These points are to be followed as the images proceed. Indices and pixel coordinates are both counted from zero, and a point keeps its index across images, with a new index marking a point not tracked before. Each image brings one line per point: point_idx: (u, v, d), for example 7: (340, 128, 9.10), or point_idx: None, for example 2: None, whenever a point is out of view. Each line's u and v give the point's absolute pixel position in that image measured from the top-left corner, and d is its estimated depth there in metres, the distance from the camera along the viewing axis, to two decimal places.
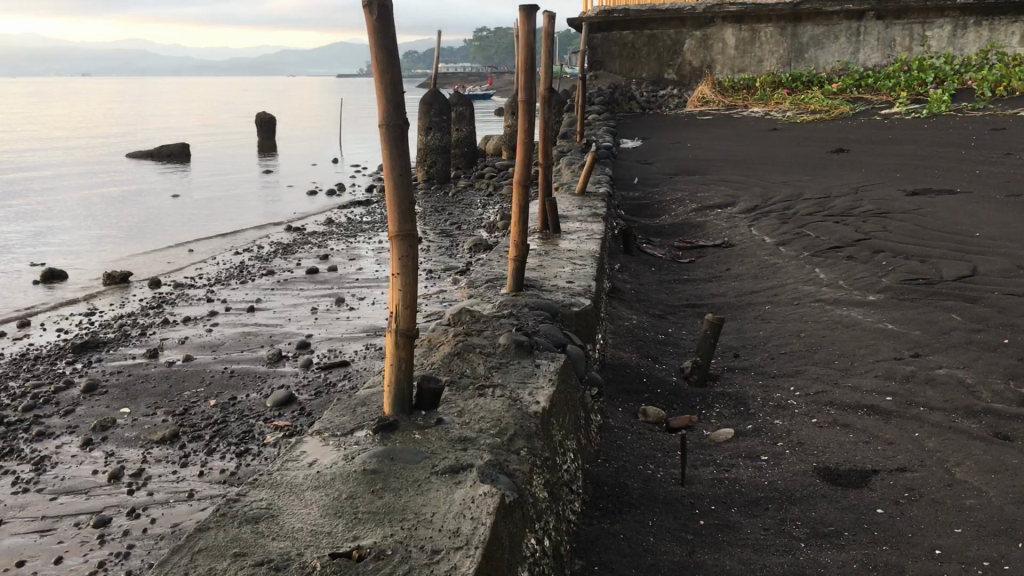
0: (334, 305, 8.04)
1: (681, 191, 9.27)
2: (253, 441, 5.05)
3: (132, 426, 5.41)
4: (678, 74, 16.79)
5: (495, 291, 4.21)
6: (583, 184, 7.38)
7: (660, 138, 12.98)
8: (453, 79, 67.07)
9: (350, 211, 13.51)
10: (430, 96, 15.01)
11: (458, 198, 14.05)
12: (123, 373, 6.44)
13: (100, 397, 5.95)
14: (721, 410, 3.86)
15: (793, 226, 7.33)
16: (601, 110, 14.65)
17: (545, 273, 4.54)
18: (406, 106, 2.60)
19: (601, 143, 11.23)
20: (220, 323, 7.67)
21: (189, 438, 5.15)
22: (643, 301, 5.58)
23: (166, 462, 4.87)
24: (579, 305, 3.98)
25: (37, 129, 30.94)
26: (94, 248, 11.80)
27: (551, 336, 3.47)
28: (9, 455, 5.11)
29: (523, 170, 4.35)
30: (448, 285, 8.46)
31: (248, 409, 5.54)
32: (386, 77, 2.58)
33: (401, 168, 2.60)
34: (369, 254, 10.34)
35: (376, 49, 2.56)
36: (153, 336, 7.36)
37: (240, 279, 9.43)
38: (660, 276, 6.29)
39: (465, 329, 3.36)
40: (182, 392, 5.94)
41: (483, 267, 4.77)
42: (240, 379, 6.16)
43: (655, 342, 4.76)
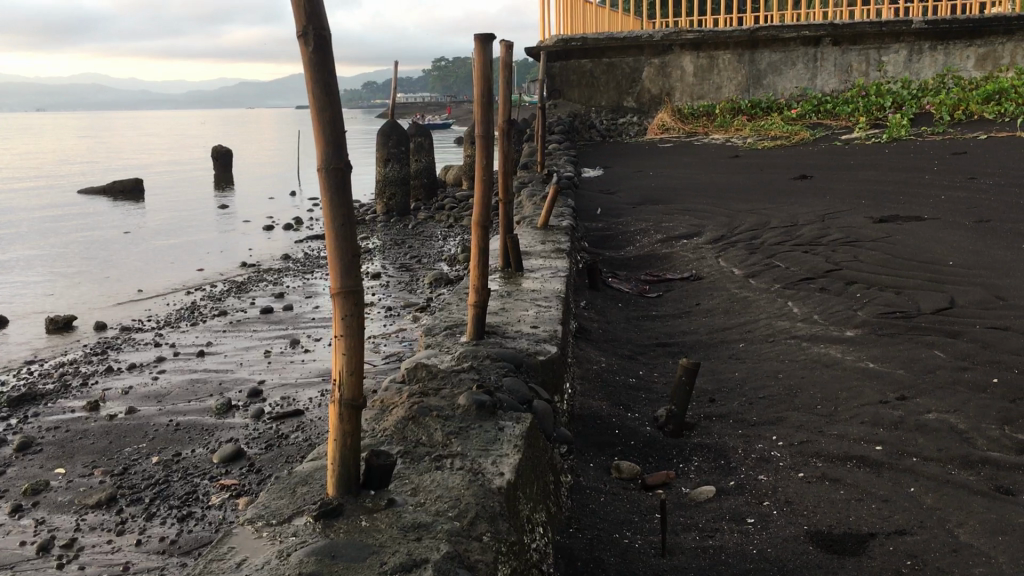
0: (288, 347, 7.69)
1: (645, 222, 9.05)
2: (196, 504, 4.69)
3: (66, 488, 5.02)
4: (637, 102, 16.52)
5: (455, 339, 3.92)
6: (545, 218, 7.12)
7: (622, 167, 12.81)
8: (412, 109, 66.99)
9: (307, 247, 13.16)
10: (388, 127, 14.74)
11: (418, 231, 13.74)
12: (60, 429, 6.01)
13: (34, 457, 5.55)
14: (700, 463, 3.59)
15: (761, 256, 7.13)
16: (561, 139, 14.48)
17: (508, 317, 4.26)
18: (348, 148, 2.31)
19: (562, 172, 11.02)
20: (167, 370, 7.28)
21: (127, 501, 4.77)
22: (612, 341, 5.31)
23: (100, 529, 4.50)
24: (545, 354, 3.70)
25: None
26: (38, 292, 11.32)
27: (514, 392, 3.18)
28: None
29: (483, 208, 4.06)
30: (408, 324, 8.14)
31: (192, 466, 5.17)
32: (324, 114, 2.29)
33: (343, 218, 2.31)
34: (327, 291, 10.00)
35: (313, 85, 2.28)
36: (94, 386, 6.95)
37: (191, 321, 9.04)
38: (627, 313, 6.03)
39: (420, 388, 3.05)
40: (123, 448, 5.55)
41: (442, 312, 4.48)
42: (185, 432, 5.78)
43: (626, 386, 4.49)
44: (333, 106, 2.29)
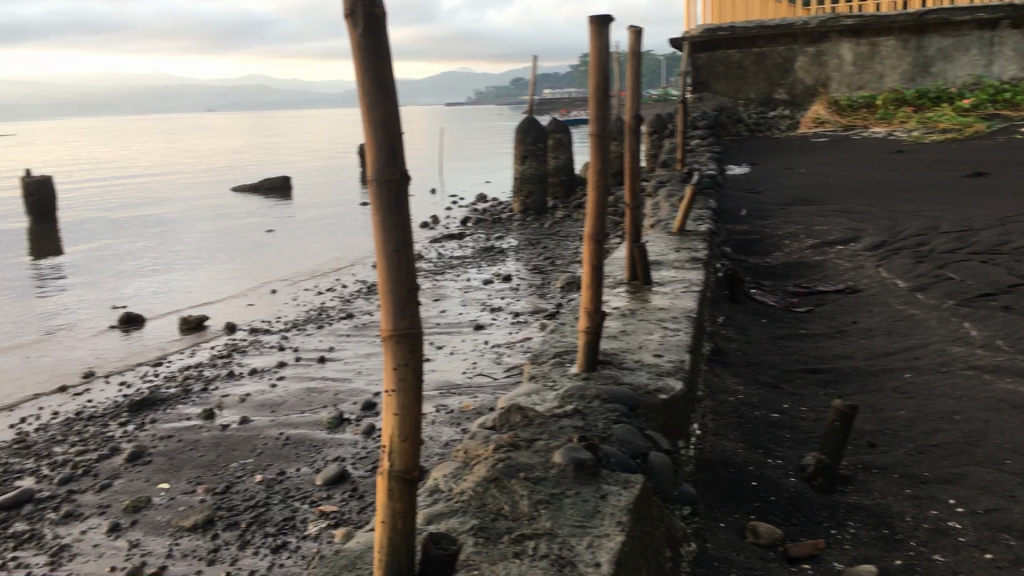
0: None
1: (795, 224, 8.28)
2: (292, 532, 4.34)
3: (166, 508, 4.76)
4: (790, 94, 15.54)
5: (563, 370, 3.43)
6: (681, 222, 6.51)
7: (772, 164, 11.98)
8: (558, 107, 66.80)
9: (442, 246, 12.91)
10: (526, 122, 14.40)
11: (555, 230, 13.29)
12: (173, 438, 5.82)
13: (143, 469, 5.35)
14: (857, 531, 2.95)
15: (929, 266, 6.28)
16: (706, 136, 13.73)
17: (629, 343, 3.73)
18: (404, 153, 1.83)
19: (705, 171, 10.33)
20: (287, 376, 7.05)
21: (223, 525, 4.48)
22: (752, 366, 4.68)
23: (191, 558, 4.20)
24: (668, 392, 3.15)
25: (153, 166, 31.83)
26: (178, 291, 11.46)
27: (625, 445, 2.67)
28: (30, 542, 4.46)
29: (597, 219, 3.55)
30: (536, 332, 7.68)
31: (294, 488, 4.83)
32: (377, 109, 1.81)
33: (397, 239, 1.83)
34: (455, 293, 9.66)
35: (363, 73, 1.80)
36: (214, 392, 6.77)
37: (317, 322, 8.86)
38: (772, 331, 5.37)
39: (511, 437, 2.57)
40: (229, 464, 5.28)
41: (553, 335, 3.98)
42: (294, 447, 5.47)
43: (767, 424, 3.86)
44: (387, 100, 1.80)
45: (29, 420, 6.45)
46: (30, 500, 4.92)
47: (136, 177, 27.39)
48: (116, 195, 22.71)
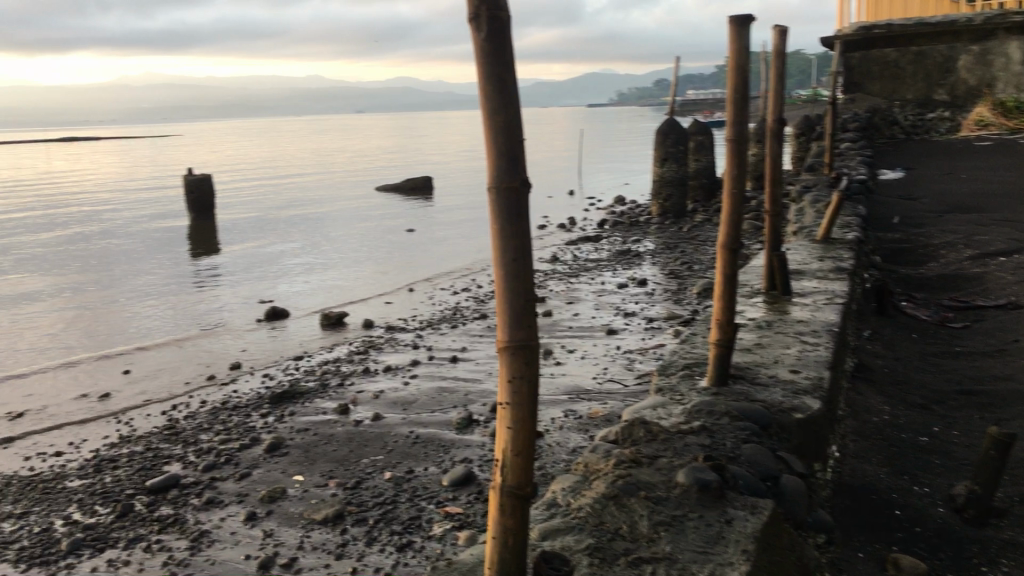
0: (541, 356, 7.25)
1: (952, 233, 7.82)
2: (417, 532, 4.32)
3: (300, 499, 4.81)
4: (951, 95, 14.76)
5: (692, 383, 3.31)
6: (826, 230, 6.23)
7: (928, 168, 11.36)
8: (701, 108, 65.66)
9: (578, 249, 12.86)
10: (667, 125, 14.19)
11: (694, 234, 13.02)
12: (309, 431, 5.92)
13: (280, 460, 5.43)
14: (1012, 571, 2.72)
15: None
16: (857, 139, 13.17)
17: (763, 357, 3.57)
18: (524, 160, 1.78)
19: (855, 176, 9.89)
20: (419, 375, 7.13)
21: (353, 520, 4.49)
22: (899, 385, 4.42)
23: (321, 551, 4.21)
24: (804, 411, 2.99)
25: (303, 166, 33.08)
26: (321, 286, 11.83)
27: (754, 467, 2.54)
28: (172, 526, 4.59)
29: (732, 227, 3.41)
30: (671, 339, 7.52)
31: (421, 488, 4.84)
32: (497, 116, 1.77)
33: (514, 250, 1.78)
34: (589, 297, 9.58)
35: (485, 79, 1.76)
36: (349, 388, 6.90)
37: (452, 322, 8.95)
38: (922, 348, 5.06)
39: (633, 453, 2.48)
40: (360, 459, 5.33)
41: (684, 347, 3.86)
42: (423, 446, 5.49)
43: (914, 448, 3.63)
44: (507, 106, 1.75)
45: (178, 408, 6.73)
46: (175, 485, 5.07)
47: (288, 176, 28.52)
48: (269, 193, 23.73)
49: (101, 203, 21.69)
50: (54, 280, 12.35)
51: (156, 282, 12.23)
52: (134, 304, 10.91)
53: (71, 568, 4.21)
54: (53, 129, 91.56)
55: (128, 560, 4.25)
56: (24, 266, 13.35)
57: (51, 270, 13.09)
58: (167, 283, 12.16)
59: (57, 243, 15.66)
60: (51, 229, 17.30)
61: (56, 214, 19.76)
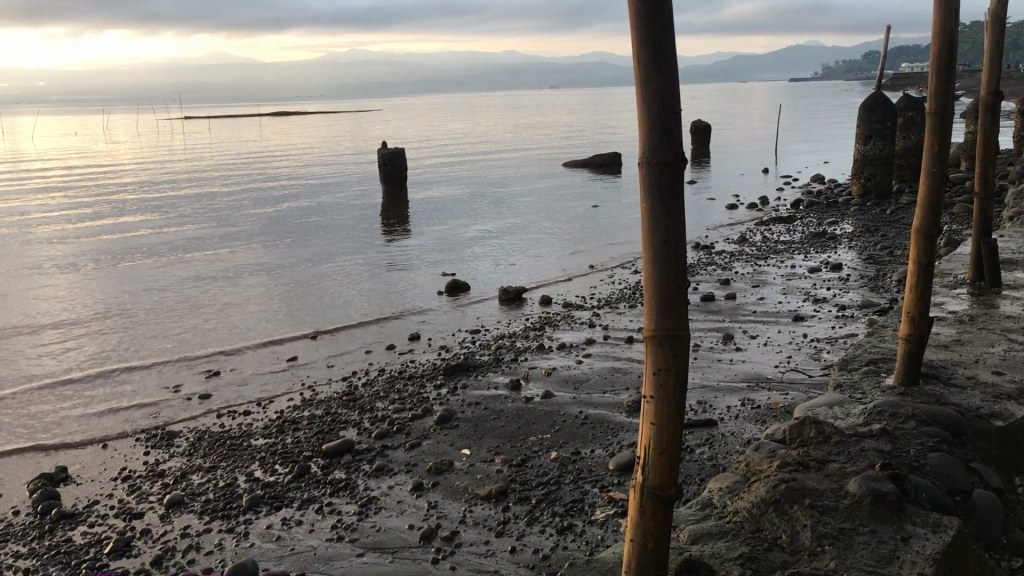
0: (720, 340, 6.97)
1: None
2: (579, 515, 4.20)
3: (466, 473, 4.83)
4: None
5: (875, 381, 3.04)
6: None
7: None
8: (913, 82, 61.60)
9: (768, 229, 12.33)
10: (872, 100, 13.37)
11: (896, 216, 12.18)
12: (480, 405, 5.95)
13: (450, 432, 5.48)
14: None
15: None
16: None
17: (962, 355, 3.23)
18: (679, 134, 1.63)
19: None
20: (593, 354, 7.02)
21: (515, 498, 4.45)
22: None
23: (482, 526, 4.19)
24: (1006, 418, 2.67)
25: (495, 141, 33.46)
26: (504, 260, 11.91)
27: (941, 479, 2.28)
28: (344, 490, 4.72)
29: (928, 211, 3.09)
30: (863, 328, 7.07)
31: (587, 470, 4.73)
32: (653, 84, 1.61)
33: (665, 233, 1.64)
34: (777, 281, 9.15)
35: (642, 43, 1.62)
36: (523, 364, 6.89)
37: (630, 302, 8.79)
38: None
39: (801, 456, 2.28)
40: (528, 437, 5.30)
41: (871, 341, 3.55)
42: (592, 427, 5.39)
43: None
44: (664, 72, 1.60)
45: (358, 375, 6.95)
46: (349, 450, 5.22)
47: (479, 151, 28.95)
48: (462, 167, 24.26)
49: (304, 178, 22.78)
50: (261, 251, 13.11)
51: (349, 254, 12.71)
52: (331, 274, 11.39)
53: (249, 523, 4.40)
54: (253, 102, 95.71)
55: (301, 520, 4.40)
56: (237, 237, 14.24)
57: (259, 241, 13.90)
58: (362, 255, 12.64)
59: (267, 215, 16.63)
60: (263, 202, 18.40)
61: (267, 186, 21.01)
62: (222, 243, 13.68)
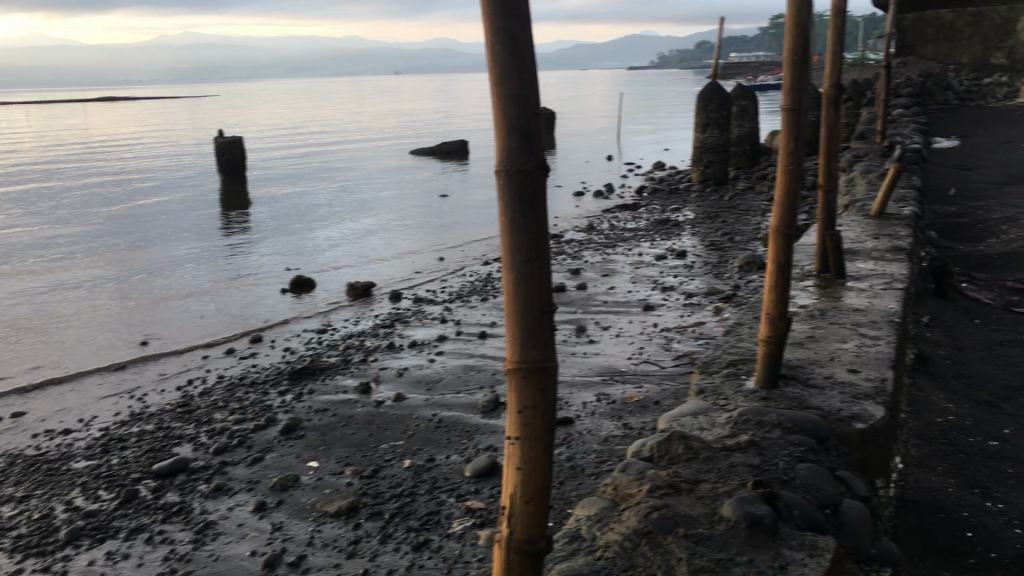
0: (573, 333, 6.89)
1: (1013, 208, 7.43)
2: (436, 529, 3.99)
3: (313, 488, 4.54)
4: (1009, 59, 15.59)
5: (736, 384, 2.97)
6: (880, 207, 5.81)
7: (986, 138, 10.95)
8: (743, 70, 64.30)
9: (614, 217, 12.43)
10: (709, 89, 13.67)
11: (735, 203, 12.52)
12: (328, 412, 5.64)
13: (295, 443, 5.16)
14: None
15: None
16: (910, 105, 12.77)
17: (819, 353, 3.21)
18: (539, 139, 1.52)
19: (908, 143, 9.42)
20: (445, 352, 6.80)
21: (367, 514, 4.19)
22: (963, 379, 4.13)
23: (331, 548, 3.92)
24: (867, 420, 2.63)
25: (338, 130, 32.53)
26: (350, 254, 11.47)
27: (812, 492, 2.21)
28: (178, 515, 4.35)
29: (786, 210, 3.04)
30: (710, 315, 7.17)
31: (443, 478, 4.51)
32: (509, 83, 1.49)
33: (528, 251, 1.53)
34: (626, 269, 9.17)
35: (496, 34, 1.49)
36: (372, 365, 6.60)
37: (481, 295, 8.61)
38: (986, 337, 4.77)
39: (671, 478, 2.15)
40: (379, 445, 5.04)
41: (730, 341, 3.49)
42: (447, 431, 5.18)
43: (983, 455, 3.34)
44: (521, 69, 1.48)
45: (194, 384, 6.49)
46: (183, 470, 4.83)
47: (321, 140, 28.03)
48: (304, 156, 23.52)
49: (132, 173, 21.38)
50: (89, 256, 12.21)
51: (183, 255, 11.94)
52: (167, 278, 10.71)
53: (68, 561, 3.97)
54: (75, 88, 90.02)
55: (128, 553, 4.00)
56: (57, 242, 13.15)
57: (87, 245, 12.95)
58: (201, 255, 11.96)
59: (94, 215, 15.55)
60: (88, 200, 17.14)
61: (91, 182, 19.62)
62: (44, 248, 12.64)
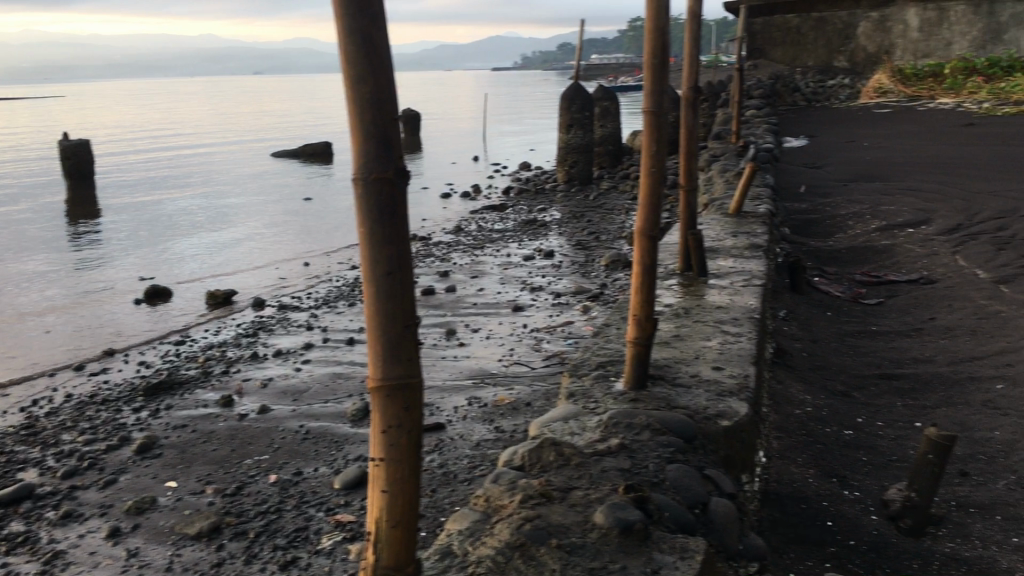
0: (443, 337, 6.81)
1: (860, 203, 7.81)
2: (304, 546, 3.86)
3: (172, 509, 4.32)
4: (850, 62, 16.49)
5: (606, 386, 2.98)
6: (738, 205, 5.99)
7: (832, 137, 11.52)
8: (604, 72, 65.67)
9: (482, 219, 12.43)
10: (572, 90, 13.78)
11: (600, 202, 12.73)
12: (187, 428, 5.40)
13: (152, 463, 4.91)
14: None
15: (1013, 255, 5.80)
16: (762, 106, 13.29)
17: (684, 352, 3.26)
18: (397, 148, 1.48)
19: (761, 143, 9.78)
20: (312, 360, 6.62)
21: (231, 533, 4.02)
22: (819, 371, 4.31)
23: (192, 572, 3.74)
24: (732, 417, 2.68)
25: (194, 133, 31.38)
26: (210, 263, 11.07)
27: (681, 493, 2.22)
28: (22, 547, 4.07)
29: (650, 211, 3.07)
30: (578, 314, 7.24)
31: (310, 492, 4.37)
32: (365, 90, 1.44)
33: (388, 265, 1.49)
34: (494, 270, 9.17)
35: (348, 38, 1.43)
36: (234, 376, 6.35)
37: (349, 300, 8.44)
38: (839, 328, 4.99)
39: (543, 485, 2.12)
40: (243, 460, 4.85)
41: (598, 342, 3.51)
42: (314, 442, 5.03)
43: (840, 445, 3.48)
44: (376, 76, 1.43)
45: (39, 404, 6.10)
46: (28, 497, 4.52)
47: (176, 143, 26.97)
48: (159, 161, 22.59)
49: None
50: None
51: (27, 269, 11.24)
52: (11, 293, 10.07)
53: None
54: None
55: None
56: None
57: None
58: (47, 267, 11.30)
59: None
60: None
61: None
62: None
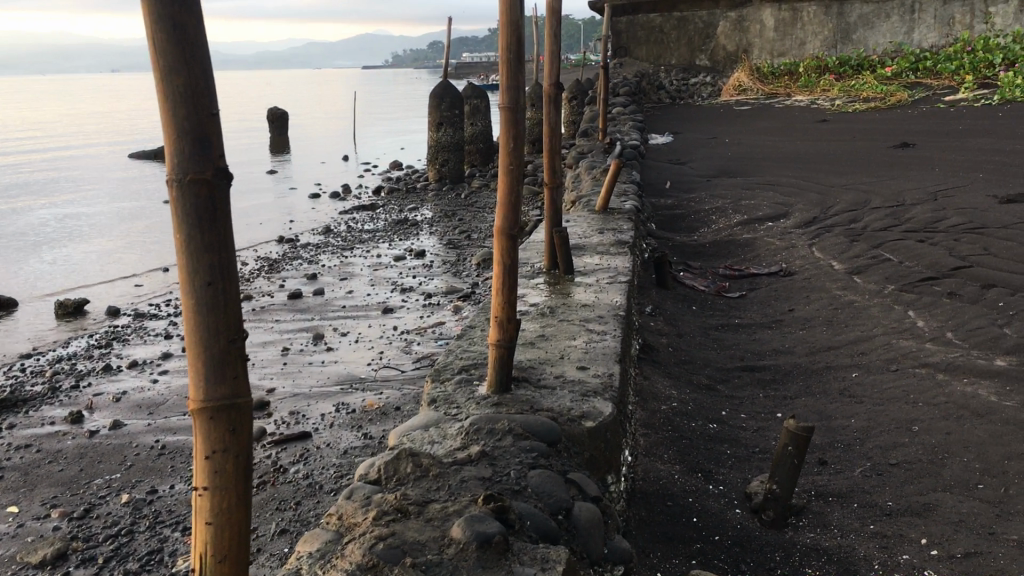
0: (309, 342, 6.59)
1: (722, 198, 8.00)
2: (157, 570, 3.63)
3: (11, 538, 4.01)
4: (711, 59, 17.00)
5: (469, 391, 2.89)
6: (604, 201, 6.01)
7: (695, 134, 11.80)
8: (475, 70, 65.80)
9: (351, 219, 12.19)
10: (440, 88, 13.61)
11: (471, 200, 12.68)
12: (30, 449, 5.03)
13: None
14: None
15: (865, 246, 6.03)
16: (627, 104, 13.50)
17: (549, 351, 3.21)
18: (215, 146, 1.37)
19: (627, 140, 9.90)
20: (169, 371, 6.29)
21: (77, 560, 3.75)
22: (685, 365, 4.35)
23: None
24: (596, 418, 2.64)
25: (46, 134, 29.78)
26: (62, 274, 10.48)
27: (544, 499, 2.15)
28: None
29: (509, 209, 3.01)
30: (449, 314, 7.15)
31: (166, 511, 4.14)
32: (176, 83, 1.32)
33: (208, 274, 1.39)
34: (364, 272, 8.99)
35: (156, 25, 1.31)
36: (84, 391, 5.98)
37: None
38: (704, 322, 5.07)
39: (398, 501, 2.01)
40: (92, 480, 4.55)
41: (461, 344, 3.42)
42: (171, 458, 4.77)
43: (704, 439, 3.51)
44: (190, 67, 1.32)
45: None
46: None
47: (26, 146, 25.52)
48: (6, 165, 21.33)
49: None
50: None
51: None
52: None
53: None
54: None
55: None
56: None
57: None
58: None
59: None
60: None
61: None
62: None
